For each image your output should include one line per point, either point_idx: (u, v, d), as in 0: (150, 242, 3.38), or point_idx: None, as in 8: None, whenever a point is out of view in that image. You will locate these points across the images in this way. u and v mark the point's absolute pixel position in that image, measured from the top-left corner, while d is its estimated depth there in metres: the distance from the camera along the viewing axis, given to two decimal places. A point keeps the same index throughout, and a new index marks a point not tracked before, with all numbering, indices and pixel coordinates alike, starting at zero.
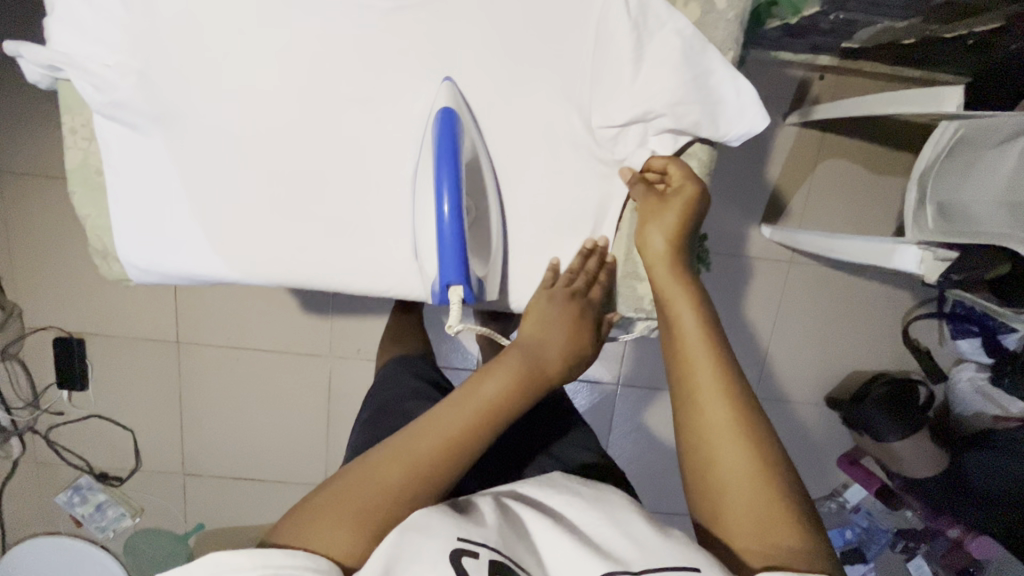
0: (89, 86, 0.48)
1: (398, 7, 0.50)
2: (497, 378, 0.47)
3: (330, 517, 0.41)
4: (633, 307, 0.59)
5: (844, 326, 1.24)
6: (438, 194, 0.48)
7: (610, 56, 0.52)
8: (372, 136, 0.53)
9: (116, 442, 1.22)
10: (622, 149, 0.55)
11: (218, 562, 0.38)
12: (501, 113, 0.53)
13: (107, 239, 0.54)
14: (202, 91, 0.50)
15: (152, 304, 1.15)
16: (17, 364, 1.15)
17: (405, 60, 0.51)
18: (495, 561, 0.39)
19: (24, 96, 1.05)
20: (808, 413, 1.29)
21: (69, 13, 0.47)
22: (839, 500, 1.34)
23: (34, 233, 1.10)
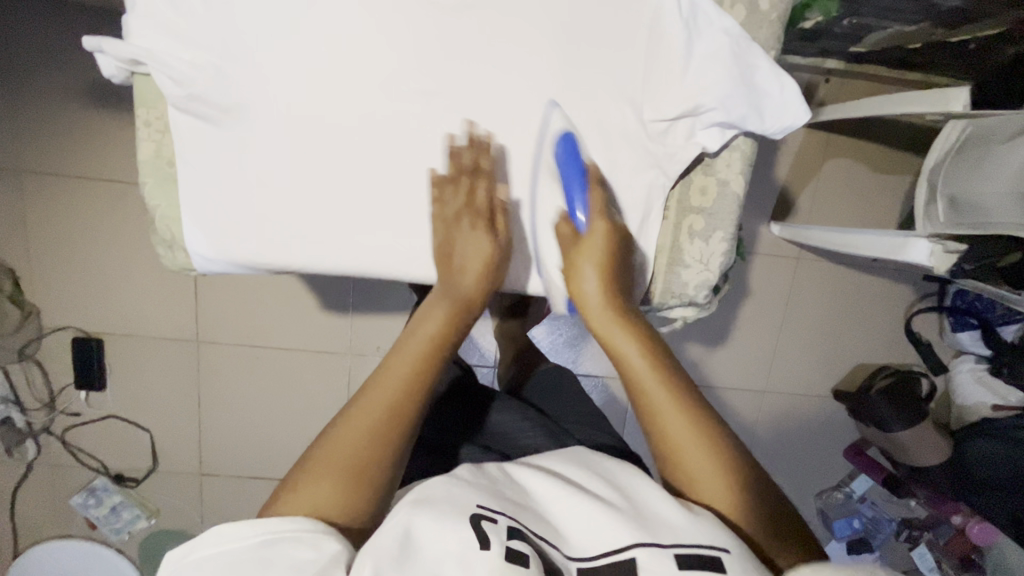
0: (166, 79, 0.50)
1: (463, 9, 0.53)
2: (437, 317, 0.49)
3: (313, 482, 0.43)
4: (678, 294, 0.62)
5: (850, 320, 1.28)
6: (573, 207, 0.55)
7: (662, 54, 0.55)
8: (434, 129, 0.55)
9: (132, 443, 1.22)
10: (671, 141, 0.58)
11: (219, 535, 0.40)
12: (558, 106, 0.56)
13: (175, 228, 0.55)
14: (273, 84, 0.52)
15: (173, 303, 1.15)
16: (34, 364, 1.15)
17: (467, 57, 0.54)
18: (513, 528, 0.41)
19: (52, 96, 1.06)
20: (815, 405, 1.33)
21: (150, 9, 0.49)
22: (846, 490, 1.36)
23: (54, 233, 1.10)
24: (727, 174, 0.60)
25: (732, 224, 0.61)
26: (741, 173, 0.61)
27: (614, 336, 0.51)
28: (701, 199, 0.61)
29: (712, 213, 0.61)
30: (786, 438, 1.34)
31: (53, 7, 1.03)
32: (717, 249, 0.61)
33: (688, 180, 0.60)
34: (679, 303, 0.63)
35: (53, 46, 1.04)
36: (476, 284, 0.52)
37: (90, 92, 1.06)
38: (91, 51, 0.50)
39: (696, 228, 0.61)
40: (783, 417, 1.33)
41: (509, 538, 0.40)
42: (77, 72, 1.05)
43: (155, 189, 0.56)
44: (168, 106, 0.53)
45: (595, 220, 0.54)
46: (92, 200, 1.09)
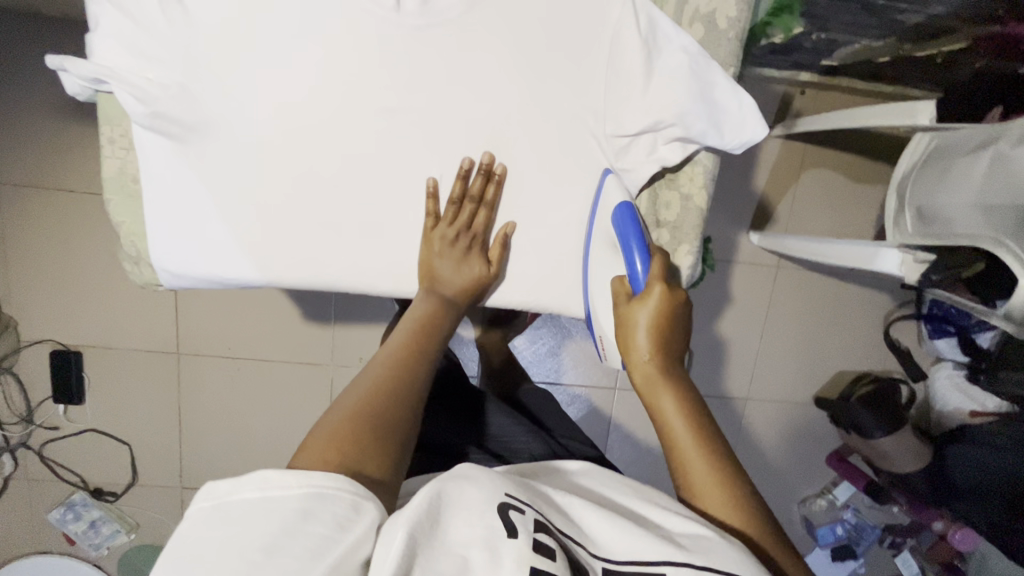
0: (130, 97, 0.50)
1: (425, 27, 0.54)
2: (421, 300, 0.58)
3: (325, 435, 0.44)
4: None
5: (828, 327, 1.30)
6: (631, 255, 0.56)
7: (624, 71, 0.56)
8: (397, 148, 0.56)
9: (112, 456, 1.21)
10: (632, 156, 0.59)
11: (264, 479, 0.40)
12: (520, 124, 0.57)
13: (140, 244, 0.56)
14: (235, 102, 0.52)
15: (153, 316, 1.15)
16: (11, 378, 1.14)
17: (430, 74, 0.55)
18: (538, 521, 0.41)
19: (32, 110, 1.06)
20: (797, 413, 1.34)
21: (114, 28, 0.50)
22: (828, 497, 1.36)
23: (32, 245, 1.10)
24: (691, 189, 0.61)
25: (697, 237, 0.62)
26: (704, 187, 0.61)
27: (659, 394, 0.52)
28: (665, 213, 0.62)
29: (676, 225, 0.62)
30: (770, 445, 1.35)
31: (33, 22, 1.03)
32: (680, 261, 0.62)
33: (653, 192, 0.62)
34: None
35: (29, 60, 1.04)
36: (464, 290, 0.60)
37: (68, 106, 1.06)
38: (54, 70, 0.51)
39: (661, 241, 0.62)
40: (765, 424, 1.34)
41: (536, 530, 0.40)
42: (54, 86, 1.05)
43: (120, 206, 0.57)
44: (132, 123, 0.53)
45: (651, 282, 0.54)
46: (70, 213, 1.09)
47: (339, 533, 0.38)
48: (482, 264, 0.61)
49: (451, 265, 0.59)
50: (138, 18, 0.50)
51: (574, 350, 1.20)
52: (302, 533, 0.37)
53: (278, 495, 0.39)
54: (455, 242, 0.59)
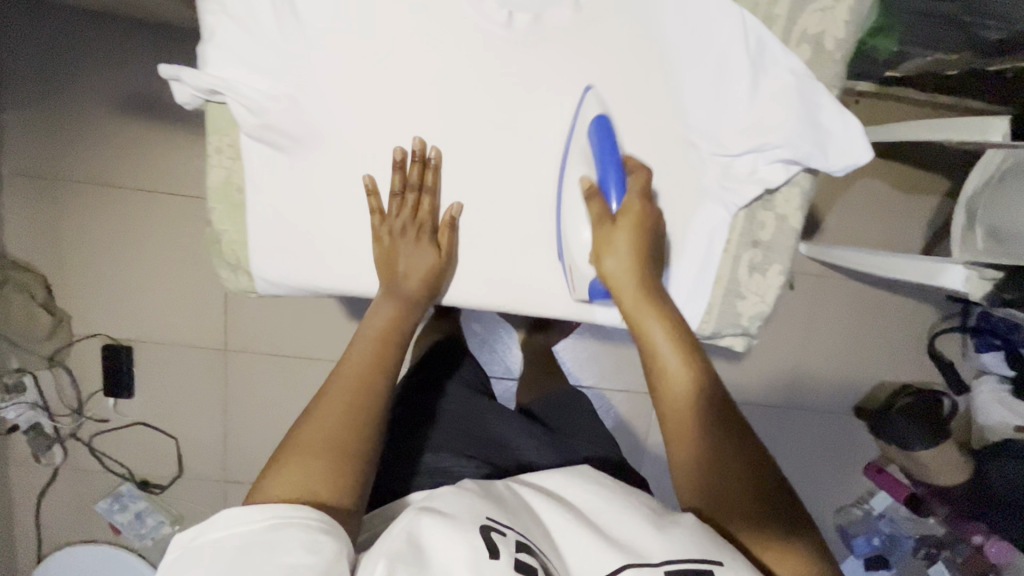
0: (243, 108, 0.51)
1: (539, 42, 0.54)
2: (387, 304, 0.58)
3: (285, 474, 0.47)
4: (730, 325, 0.62)
5: (872, 337, 1.29)
6: (607, 194, 0.55)
7: (729, 92, 0.55)
8: (493, 163, 0.58)
9: (160, 449, 1.22)
10: (733, 175, 0.58)
11: (229, 517, 0.43)
12: (620, 142, 0.57)
13: (240, 252, 0.58)
14: (347, 115, 0.54)
15: (202, 312, 1.16)
16: (63, 370, 1.16)
17: (534, 89, 0.55)
18: (520, 542, 0.45)
19: (90, 106, 1.07)
20: (838, 424, 1.32)
21: (228, 41, 0.51)
22: (865, 507, 1.35)
23: (85, 241, 1.11)
24: (786, 210, 0.60)
25: (789, 258, 0.61)
26: (800, 209, 0.60)
27: (649, 325, 0.56)
28: (760, 234, 0.60)
29: (770, 247, 0.60)
30: (805, 455, 1.34)
31: (94, 18, 1.03)
32: (773, 283, 0.61)
33: (749, 214, 0.59)
34: (732, 334, 0.63)
35: (92, 54, 1.05)
36: (420, 282, 0.58)
37: (126, 102, 1.07)
38: (167, 79, 0.52)
39: (754, 262, 0.60)
40: (804, 435, 1.33)
41: (518, 550, 0.44)
42: (114, 81, 1.06)
43: (222, 215, 0.58)
44: (241, 133, 0.54)
45: (629, 203, 0.55)
46: (123, 209, 1.10)
47: (311, 554, 0.42)
48: (438, 256, 0.59)
49: (405, 263, 0.58)
50: (254, 31, 0.51)
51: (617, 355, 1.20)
52: (271, 564, 0.41)
53: (246, 528, 0.43)
54: (406, 235, 0.58)
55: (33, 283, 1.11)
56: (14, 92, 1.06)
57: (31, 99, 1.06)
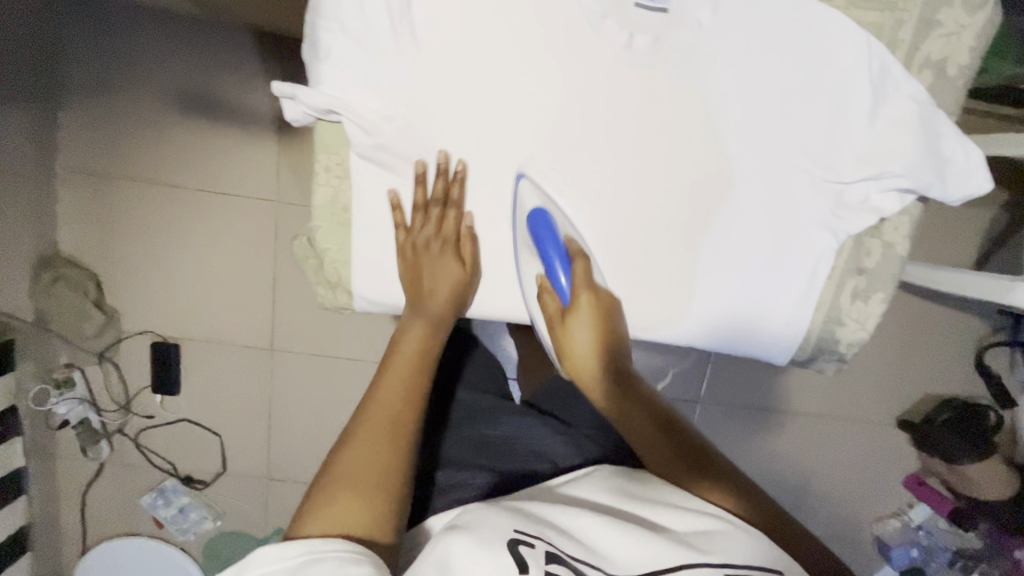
0: (358, 129, 0.56)
1: (653, 65, 0.54)
2: (416, 334, 0.61)
3: (342, 497, 0.49)
4: (829, 349, 0.63)
5: (925, 350, 1.24)
6: (553, 271, 0.59)
7: (848, 120, 0.55)
8: (600, 186, 0.58)
9: (204, 446, 1.23)
10: (844, 204, 0.58)
11: (266, 556, 0.43)
12: (732, 171, 0.57)
13: (343, 271, 0.63)
14: (455, 134, 0.57)
15: (250, 310, 1.16)
16: (113, 367, 1.17)
17: (645, 112, 0.56)
18: (548, 552, 0.46)
19: (144, 104, 1.06)
20: (881, 438, 1.30)
21: (344, 60, 0.53)
22: (903, 518, 1.33)
23: (136, 239, 1.11)
24: (893, 238, 0.60)
25: (894, 284, 0.61)
26: (908, 236, 0.60)
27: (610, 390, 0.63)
28: (867, 260, 0.60)
29: (874, 273, 0.61)
30: (838, 472, 1.32)
31: (149, 16, 1.03)
32: (876, 308, 0.61)
33: (858, 241, 0.60)
34: (829, 359, 0.64)
35: (148, 53, 1.04)
36: (446, 303, 0.62)
37: (180, 101, 1.06)
38: (280, 98, 0.55)
39: (858, 289, 0.61)
40: (845, 447, 1.30)
41: (546, 563, 0.45)
42: (167, 80, 1.05)
43: (327, 234, 0.62)
44: (349, 152, 0.58)
45: (578, 292, 0.60)
46: (174, 208, 1.10)
47: None
48: (462, 277, 0.63)
49: (431, 287, 0.62)
50: (370, 49, 0.53)
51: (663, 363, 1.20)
52: None
53: (281, 564, 0.42)
54: (433, 250, 0.62)
55: (85, 280, 1.12)
56: (72, 90, 1.06)
57: (88, 97, 1.06)
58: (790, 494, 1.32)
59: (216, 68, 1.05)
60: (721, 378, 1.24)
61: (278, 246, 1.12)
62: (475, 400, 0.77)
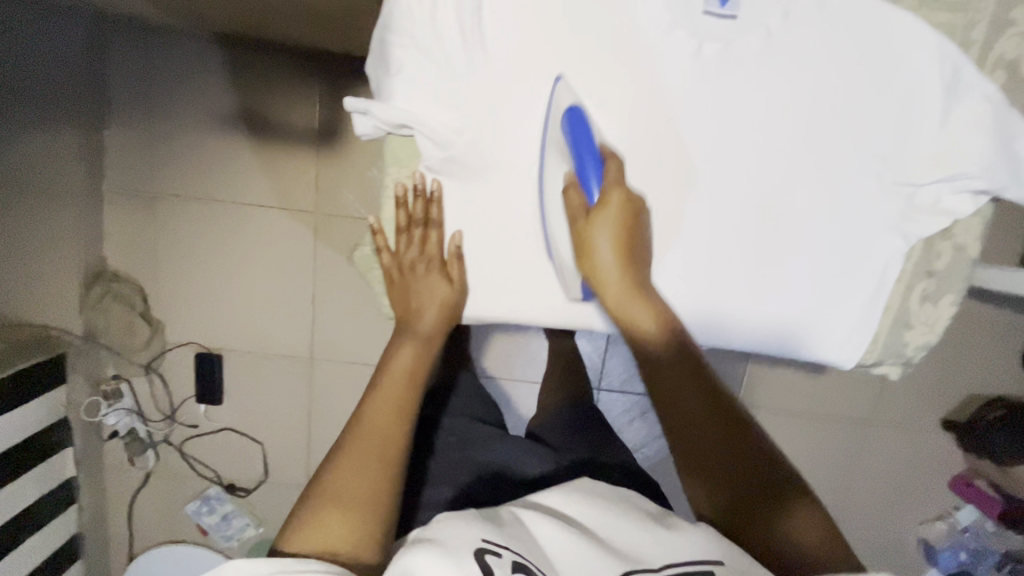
0: (428, 143, 0.57)
1: (726, 64, 0.55)
2: (408, 354, 0.60)
3: (321, 514, 0.47)
4: (897, 355, 0.64)
5: (972, 350, 1.20)
6: (587, 185, 0.56)
7: (921, 125, 0.56)
8: (672, 188, 0.59)
9: (248, 455, 1.25)
10: (916, 207, 0.58)
11: (236, 569, 0.40)
12: (808, 179, 0.58)
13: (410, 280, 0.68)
14: (517, 143, 0.59)
15: (290, 320, 1.17)
16: (158, 378, 1.19)
17: (714, 117, 0.56)
18: (516, 562, 0.44)
19: (186, 120, 1.09)
20: (926, 439, 1.27)
21: (414, 78, 0.54)
22: (949, 521, 1.30)
23: (180, 253, 1.14)
24: (966, 239, 0.61)
25: (965, 287, 0.62)
26: (981, 236, 0.60)
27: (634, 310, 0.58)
28: (938, 262, 0.61)
29: (946, 277, 0.62)
30: (880, 474, 1.29)
31: (188, 33, 1.04)
32: (945, 310, 0.63)
33: (929, 244, 0.61)
34: (893, 361, 0.64)
35: (191, 73, 1.07)
36: (434, 322, 0.63)
37: (220, 117, 1.08)
38: (350, 111, 0.56)
39: (928, 292, 0.62)
40: (889, 449, 1.28)
41: (513, 571, 0.43)
42: (208, 96, 1.07)
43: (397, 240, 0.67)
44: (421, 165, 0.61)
45: (608, 190, 0.56)
46: (216, 222, 1.12)
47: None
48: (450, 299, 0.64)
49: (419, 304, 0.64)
50: (442, 64, 0.54)
51: None
52: None
53: None
54: (421, 270, 0.64)
55: (133, 294, 1.15)
56: (118, 110, 1.09)
57: (133, 116, 1.09)
58: (830, 497, 1.30)
59: (255, 84, 1.07)
60: (760, 381, 1.21)
61: (318, 258, 1.14)
62: (473, 428, 0.81)
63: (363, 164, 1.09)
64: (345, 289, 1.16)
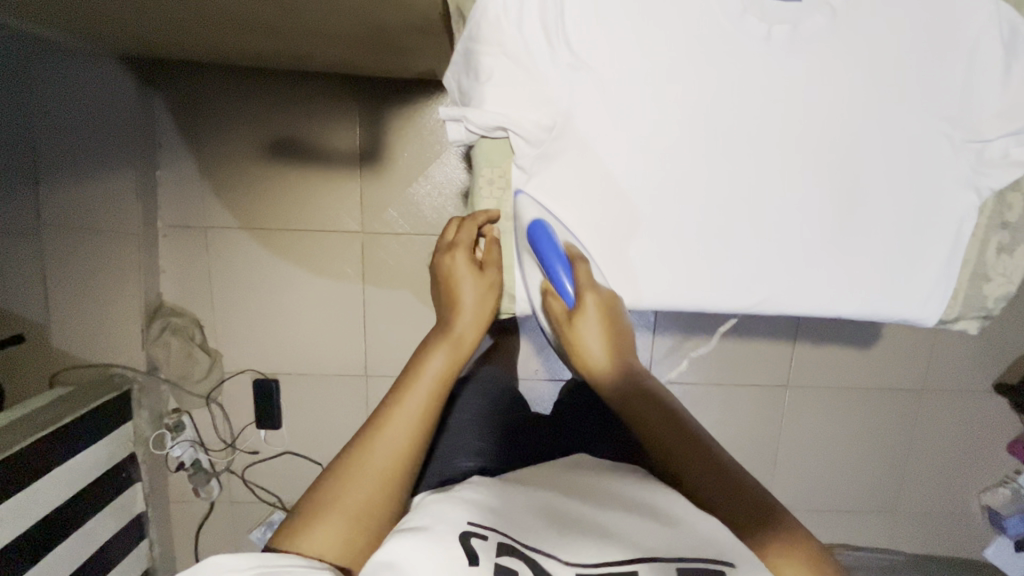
0: (521, 142, 0.61)
1: (797, 43, 0.58)
2: (438, 354, 0.61)
3: (322, 522, 0.49)
4: (977, 306, 0.66)
5: (1019, 312, 1.21)
6: (559, 283, 0.61)
7: (985, 84, 0.58)
8: (755, 166, 0.61)
9: (308, 476, 1.26)
10: (986, 160, 0.61)
11: (217, 565, 0.42)
12: (882, 145, 0.60)
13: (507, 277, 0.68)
14: (605, 136, 0.61)
15: (344, 338, 1.20)
16: (218, 407, 1.22)
17: (795, 90, 0.59)
18: (501, 544, 0.47)
19: (232, 155, 1.13)
20: (979, 406, 1.27)
21: (504, 82, 0.58)
22: (1013, 486, 1.28)
23: (234, 282, 1.17)
24: None
25: None
26: None
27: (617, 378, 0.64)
28: (1009, 214, 0.63)
29: (1017, 226, 0.64)
30: (936, 443, 1.29)
31: (232, 70, 1.09)
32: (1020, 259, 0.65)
33: (999, 197, 0.63)
34: (974, 315, 0.67)
35: (234, 107, 1.11)
36: (468, 323, 0.65)
37: (265, 148, 1.12)
38: (448, 120, 0.62)
39: (1003, 243, 0.64)
40: (943, 417, 1.28)
41: (498, 555, 0.46)
42: (252, 129, 1.12)
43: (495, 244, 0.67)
44: (511, 164, 0.64)
45: (582, 293, 0.62)
46: (265, 249, 1.16)
47: None
48: (479, 296, 0.66)
49: (453, 299, 0.66)
50: (528, 67, 0.58)
51: (749, 349, 1.22)
52: None
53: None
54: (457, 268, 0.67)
55: (190, 327, 1.17)
56: (166, 151, 1.13)
57: (181, 155, 1.13)
58: (890, 469, 1.30)
59: (298, 114, 1.11)
60: (809, 360, 1.22)
61: (366, 274, 1.17)
62: (482, 409, 0.87)
63: (406, 179, 1.13)
64: (394, 301, 1.18)
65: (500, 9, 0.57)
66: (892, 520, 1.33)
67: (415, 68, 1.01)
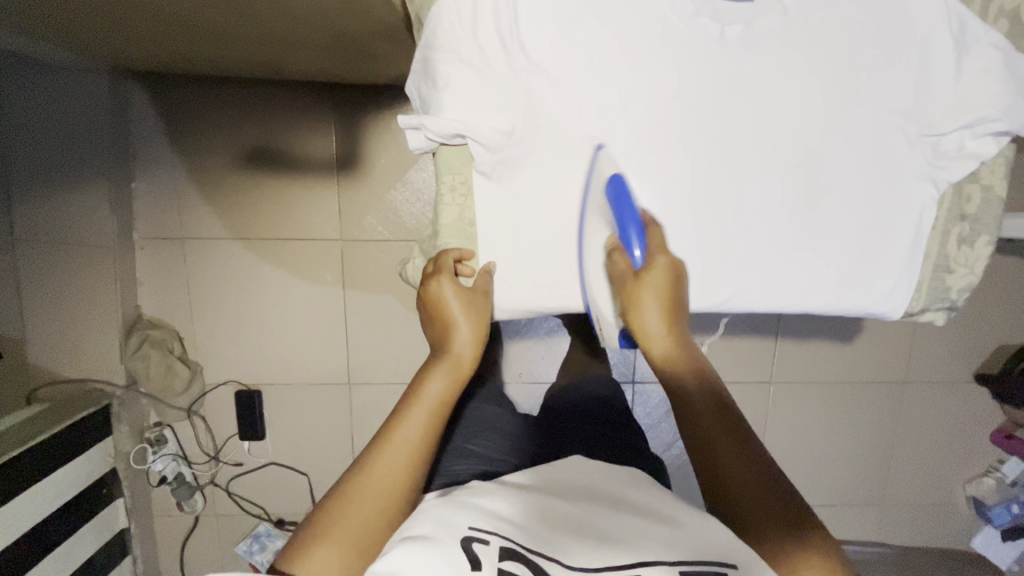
0: (481, 148, 0.61)
1: (752, 43, 0.59)
2: (437, 377, 0.58)
3: (323, 547, 0.48)
4: (942, 298, 0.67)
5: (995, 302, 1.22)
6: (630, 243, 0.59)
7: (936, 77, 0.59)
8: (718, 165, 0.61)
9: (294, 486, 1.25)
10: (942, 154, 0.62)
11: None
12: (841, 141, 0.61)
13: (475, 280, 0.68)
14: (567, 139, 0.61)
15: (325, 346, 1.19)
16: (200, 420, 1.21)
17: (753, 88, 0.59)
18: (503, 547, 0.48)
19: (206, 165, 1.12)
20: (961, 396, 1.28)
21: (461, 88, 0.58)
22: (997, 475, 1.27)
23: (213, 293, 1.16)
24: (993, 180, 0.64)
25: (996, 226, 0.65)
26: (1005, 177, 0.64)
27: (678, 367, 0.58)
28: (969, 206, 0.64)
29: (976, 218, 0.65)
30: (919, 434, 1.30)
31: (203, 81, 1.09)
32: (981, 251, 0.65)
33: (958, 190, 0.64)
34: (939, 307, 0.68)
35: (207, 117, 1.11)
36: (468, 346, 0.61)
37: (240, 157, 1.12)
38: (409, 129, 0.62)
39: (963, 234, 0.65)
40: (926, 409, 1.28)
41: (501, 558, 0.47)
42: (227, 139, 1.11)
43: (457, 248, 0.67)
44: (472, 170, 0.64)
45: (652, 255, 0.59)
46: (243, 259, 1.15)
47: None
48: (475, 318, 0.62)
49: (448, 321, 0.62)
50: (486, 73, 0.59)
51: (732, 347, 1.23)
52: None
53: None
54: (450, 290, 0.62)
55: (169, 338, 1.15)
56: (139, 163, 1.12)
57: (155, 166, 1.12)
58: (876, 462, 1.31)
59: (272, 123, 1.11)
60: (791, 357, 1.23)
61: (346, 281, 1.16)
62: (486, 410, 0.89)
63: (382, 185, 1.13)
64: (375, 308, 1.18)
65: (455, 15, 0.57)
66: (880, 513, 1.34)
67: (387, 74, 1.01)
